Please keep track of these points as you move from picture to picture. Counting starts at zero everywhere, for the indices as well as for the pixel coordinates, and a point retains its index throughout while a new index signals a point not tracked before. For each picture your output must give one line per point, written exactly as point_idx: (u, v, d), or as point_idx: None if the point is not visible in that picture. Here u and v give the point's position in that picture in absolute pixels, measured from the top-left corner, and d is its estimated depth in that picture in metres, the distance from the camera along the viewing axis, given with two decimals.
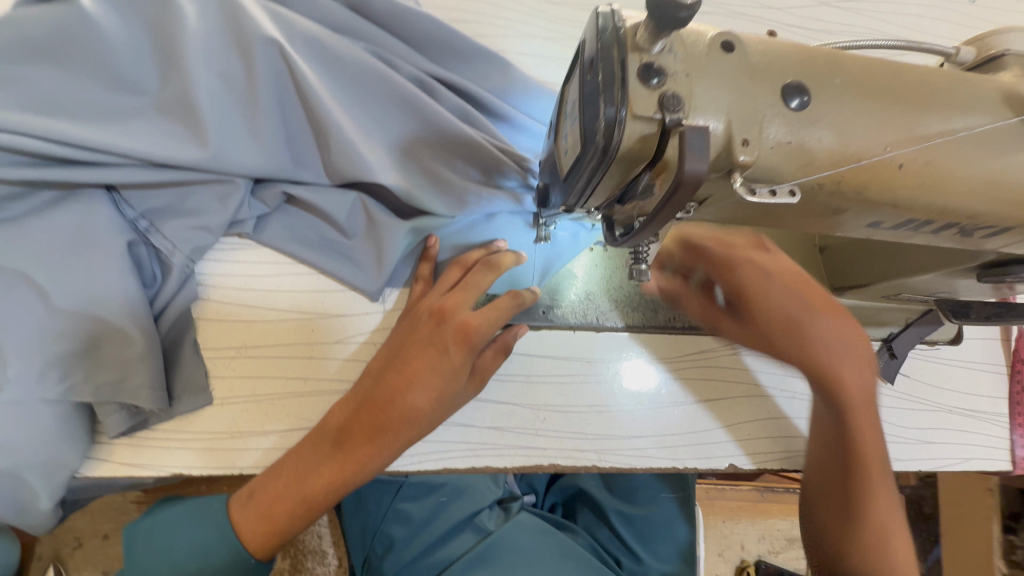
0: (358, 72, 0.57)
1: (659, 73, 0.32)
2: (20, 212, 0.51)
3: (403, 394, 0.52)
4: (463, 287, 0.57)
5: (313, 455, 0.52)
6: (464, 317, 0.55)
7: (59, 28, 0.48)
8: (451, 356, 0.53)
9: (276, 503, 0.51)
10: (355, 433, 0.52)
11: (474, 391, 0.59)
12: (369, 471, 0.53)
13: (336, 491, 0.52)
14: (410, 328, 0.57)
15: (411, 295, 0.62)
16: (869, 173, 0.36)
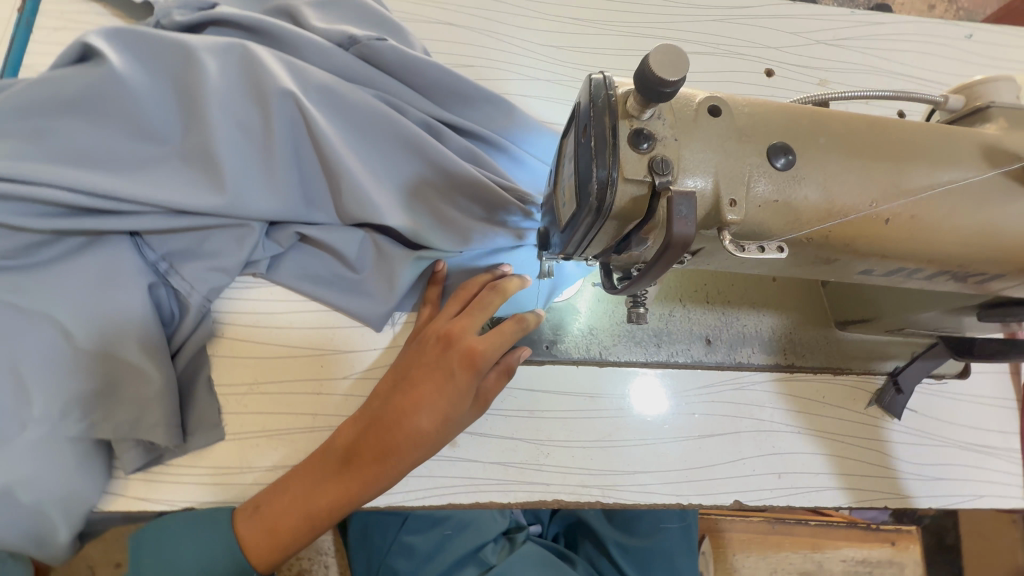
0: (370, 118, 0.60)
1: (649, 138, 0.35)
2: (51, 258, 0.54)
3: (410, 416, 0.54)
4: (470, 312, 0.58)
5: (321, 473, 0.54)
6: (470, 341, 0.56)
7: (94, 89, 0.52)
8: (457, 380, 0.55)
9: (282, 519, 0.53)
10: (361, 453, 0.53)
11: (477, 413, 0.59)
12: (374, 491, 0.54)
13: (341, 509, 0.54)
14: (417, 350, 0.59)
15: (420, 318, 0.63)
16: (855, 227, 0.37)
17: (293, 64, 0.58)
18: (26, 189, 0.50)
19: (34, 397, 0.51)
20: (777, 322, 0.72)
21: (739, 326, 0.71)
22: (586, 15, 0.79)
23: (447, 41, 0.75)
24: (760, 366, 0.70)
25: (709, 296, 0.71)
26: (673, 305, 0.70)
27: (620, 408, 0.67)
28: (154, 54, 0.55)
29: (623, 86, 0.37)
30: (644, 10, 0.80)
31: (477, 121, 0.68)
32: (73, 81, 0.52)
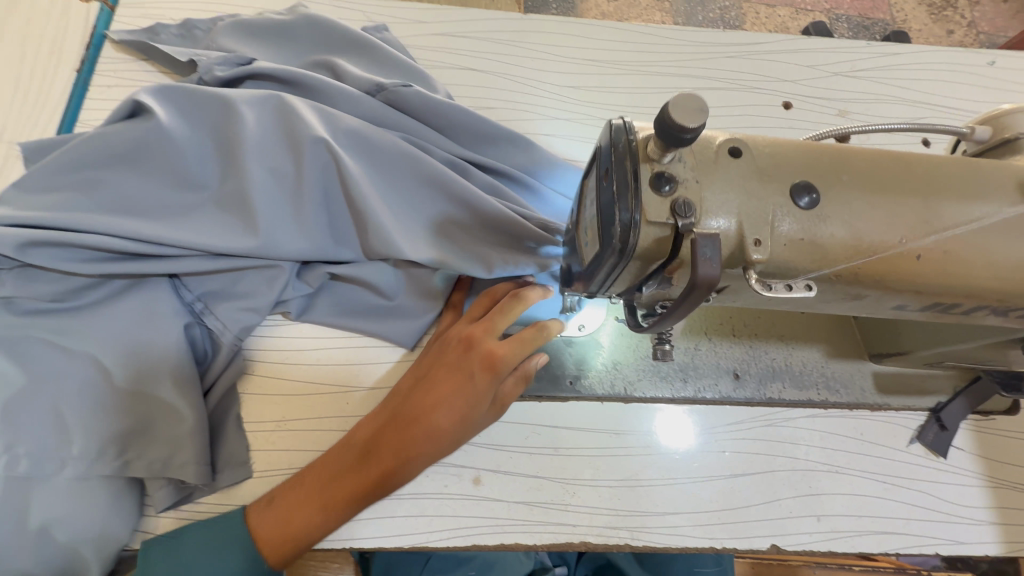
0: (396, 160, 0.62)
1: (670, 181, 0.35)
2: (97, 300, 0.56)
3: (430, 413, 0.55)
4: (491, 316, 0.59)
5: (338, 468, 0.54)
6: (490, 345, 0.57)
7: (143, 143, 0.56)
8: (476, 381, 0.56)
9: (297, 513, 0.53)
10: (379, 449, 0.54)
11: (494, 416, 0.59)
12: (388, 487, 0.54)
13: (355, 505, 0.54)
14: (438, 349, 0.60)
15: (441, 323, 0.65)
16: (886, 264, 0.37)
17: (326, 112, 0.62)
18: (77, 237, 0.53)
19: (74, 436, 0.53)
20: (808, 356, 0.70)
21: (768, 360, 0.70)
22: (603, 57, 0.81)
23: (470, 86, 0.78)
24: (792, 402, 0.68)
25: (735, 329, 0.70)
26: (697, 339, 0.69)
27: (648, 445, 0.65)
28: (196, 109, 0.58)
29: (642, 131, 0.38)
30: (660, 50, 0.82)
31: (501, 159, 0.70)
32: (123, 135, 0.56)
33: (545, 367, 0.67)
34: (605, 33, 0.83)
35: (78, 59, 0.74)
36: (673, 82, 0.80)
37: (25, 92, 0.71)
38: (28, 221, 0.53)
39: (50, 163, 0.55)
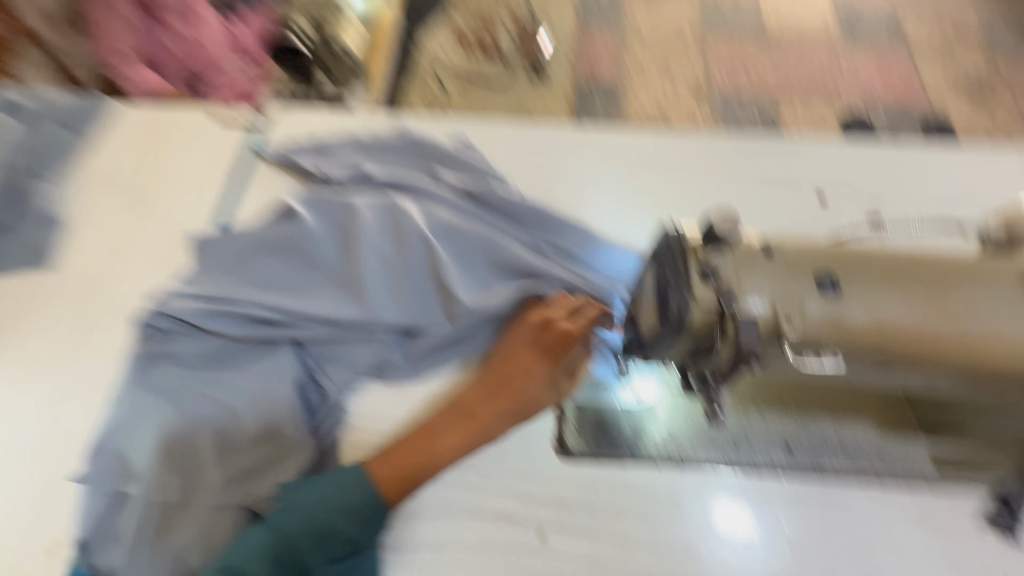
0: (481, 244, 0.74)
1: (714, 273, 0.45)
2: (240, 357, 0.70)
3: (517, 380, 0.66)
4: (566, 305, 0.69)
5: (446, 421, 0.65)
6: (565, 326, 0.67)
7: (291, 237, 0.73)
8: (554, 354, 0.67)
9: (415, 459, 0.63)
10: (478, 408, 0.66)
11: (571, 385, 0.69)
12: (486, 439, 0.66)
13: (462, 451, 0.65)
14: (516, 326, 0.70)
15: (524, 306, 0.72)
16: (905, 340, 0.44)
17: (425, 208, 0.77)
18: (238, 307, 0.69)
19: (214, 471, 0.64)
20: (863, 433, 0.72)
21: (820, 434, 0.72)
22: (652, 157, 0.94)
23: (536, 184, 0.93)
24: (845, 474, 0.71)
25: (786, 401, 0.73)
26: (750, 411, 0.73)
27: (704, 507, 0.70)
28: (329, 209, 0.75)
29: (689, 233, 0.48)
30: (702, 150, 0.95)
31: (567, 238, 0.80)
32: (280, 232, 0.73)
33: (604, 433, 0.72)
34: (652, 137, 0.96)
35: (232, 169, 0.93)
36: (714, 178, 0.92)
37: (193, 194, 0.90)
38: (207, 295, 0.70)
39: (226, 252, 0.74)
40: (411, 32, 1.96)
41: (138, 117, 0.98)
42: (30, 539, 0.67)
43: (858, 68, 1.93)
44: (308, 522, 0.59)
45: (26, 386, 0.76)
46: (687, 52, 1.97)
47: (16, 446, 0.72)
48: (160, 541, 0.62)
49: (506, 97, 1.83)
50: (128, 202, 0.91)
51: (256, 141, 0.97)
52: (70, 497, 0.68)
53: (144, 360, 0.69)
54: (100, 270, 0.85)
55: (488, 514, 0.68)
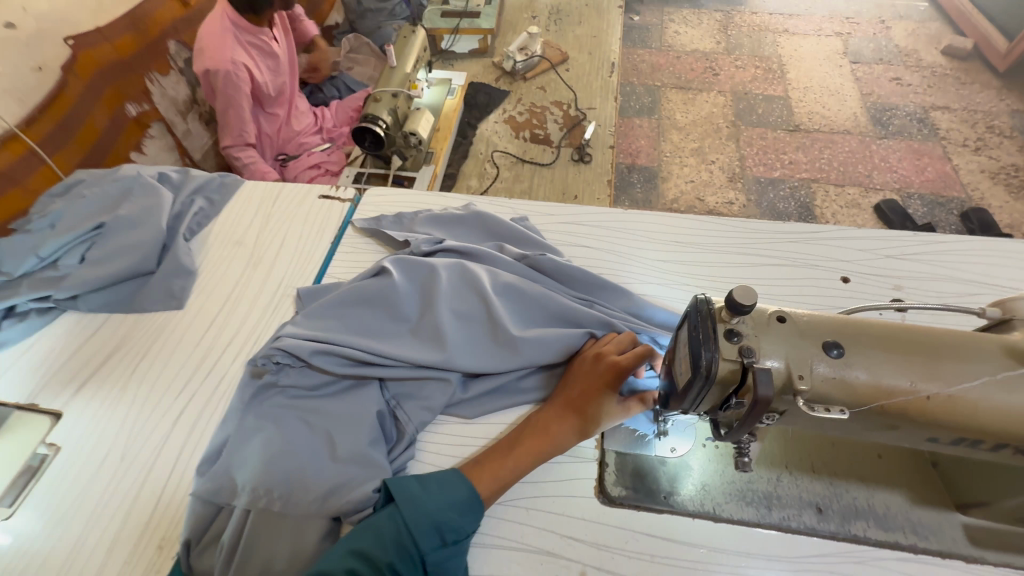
0: (538, 303, 0.91)
1: (737, 334, 0.56)
2: (336, 390, 0.85)
3: (577, 401, 0.81)
4: (614, 344, 0.86)
5: (523, 435, 0.80)
6: (614, 358, 0.82)
7: (381, 292, 0.89)
8: (607, 381, 0.81)
9: (500, 464, 0.77)
10: (548, 423, 0.81)
11: (631, 410, 0.81)
12: (557, 450, 0.79)
13: (539, 459, 0.78)
14: (575, 360, 0.87)
15: (583, 346, 0.89)
16: (904, 402, 0.53)
17: (493, 272, 0.94)
18: (337, 347, 0.84)
19: (310, 485, 0.76)
20: (890, 498, 0.77)
21: (850, 499, 0.77)
22: (688, 238, 1.08)
23: (585, 257, 1.07)
24: (879, 542, 0.74)
25: (815, 465, 0.80)
26: (780, 470, 0.80)
27: (738, 563, 0.73)
28: (415, 271, 0.93)
29: (717, 301, 0.60)
30: (733, 234, 1.07)
31: (610, 303, 0.96)
32: (371, 286, 0.90)
33: (643, 482, 0.80)
34: (689, 222, 1.11)
35: (332, 236, 1.15)
36: (746, 258, 1.03)
37: (300, 256, 1.11)
38: (313, 336, 0.85)
39: (327, 301, 0.90)
40: (472, 122, 2.25)
41: (258, 194, 1.24)
42: (144, 537, 0.78)
43: (870, 183, 2.27)
44: (419, 512, 0.70)
45: (152, 406, 0.91)
46: (727, 145, 2.45)
47: (137, 455, 0.86)
48: (256, 544, 0.72)
49: (552, 180, 2.03)
50: (248, 260, 1.12)
51: (353, 215, 1.19)
52: (181, 503, 0.81)
53: (259, 387, 0.85)
54: (221, 313, 1.03)
55: (534, 551, 0.74)
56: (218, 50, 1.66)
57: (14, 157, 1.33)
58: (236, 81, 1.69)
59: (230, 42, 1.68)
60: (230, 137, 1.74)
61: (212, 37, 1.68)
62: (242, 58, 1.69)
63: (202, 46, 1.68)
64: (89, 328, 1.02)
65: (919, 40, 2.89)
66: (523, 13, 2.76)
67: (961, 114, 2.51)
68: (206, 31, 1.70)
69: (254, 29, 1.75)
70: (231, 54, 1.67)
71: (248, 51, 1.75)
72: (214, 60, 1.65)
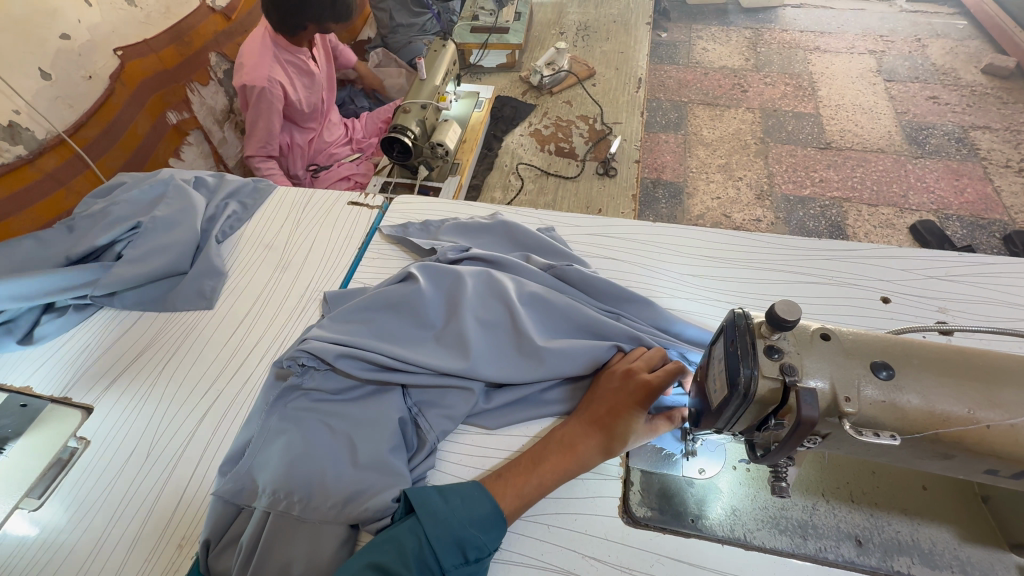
0: (565, 314, 0.90)
1: (778, 351, 0.53)
2: (358, 395, 0.84)
3: (606, 418, 0.79)
4: (645, 361, 0.83)
5: (547, 450, 0.78)
6: (645, 376, 0.80)
7: (407, 297, 0.89)
8: (637, 399, 0.78)
9: (523, 479, 0.75)
10: (574, 439, 0.79)
11: (657, 430, 0.80)
12: (581, 467, 0.77)
13: (563, 476, 0.76)
14: (603, 375, 0.85)
15: (610, 361, 0.87)
16: (960, 429, 0.49)
17: (519, 282, 0.93)
18: (361, 352, 0.84)
19: (330, 491, 0.75)
20: (936, 534, 0.73)
21: (892, 531, 0.73)
22: (719, 254, 1.05)
23: (612, 269, 1.05)
24: None
25: (853, 494, 0.76)
26: (816, 498, 0.76)
27: None
28: (441, 278, 0.92)
29: (756, 316, 0.57)
30: (766, 251, 1.04)
31: (637, 316, 0.94)
32: (398, 291, 0.90)
33: (668, 503, 0.78)
34: (719, 237, 1.08)
35: (360, 242, 1.16)
36: (779, 275, 1.00)
37: (327, 262, 1.12)
38: (338, 339, 0.85)
39: (354, 305, 0.90)
40: (497, 135, 2.26)
41: (290, 200, 1.27)
42: (165, 535, 0.78)
43: (906, 204, 2.20)
44: (441, 527, 0.69)
45: (179, 404, 0.92)
46: (755, 162, 2.41)
47: (161, 451, 0.87)
48: (274, 548, 0.71)
49: (576, 193, 2.02)
50: (276, 263, 1.13)
51: (381, 222, 1.20)
52: (203, 503, 0.81)
53: (283, 389, 0.84)
54: (249, 315, 1.05)
55: (554, 571, 0.72)
56: (256, 67, 1.70)
57: (61, 160, 1.39)
58: (270, 98, 1.73)
59: (269, 60, 1.72)
60: (253, 147, 1.78)
61: (251, 54, 1.73)
62: (278, 77, 1.73)
63: (243, 62, 1.73)
64: (123, 325, 1.05)
65: (957, 58, 2.81)
66: (551, 29, 2.79)
67: (1003, 135, 2.42)
68: (247, 48, 1.75)
69: (293, 48, 1.79)
70: (268, 72, 1.71)
71: (285, 69, 1.79)
72: (251, 77, 1.70)
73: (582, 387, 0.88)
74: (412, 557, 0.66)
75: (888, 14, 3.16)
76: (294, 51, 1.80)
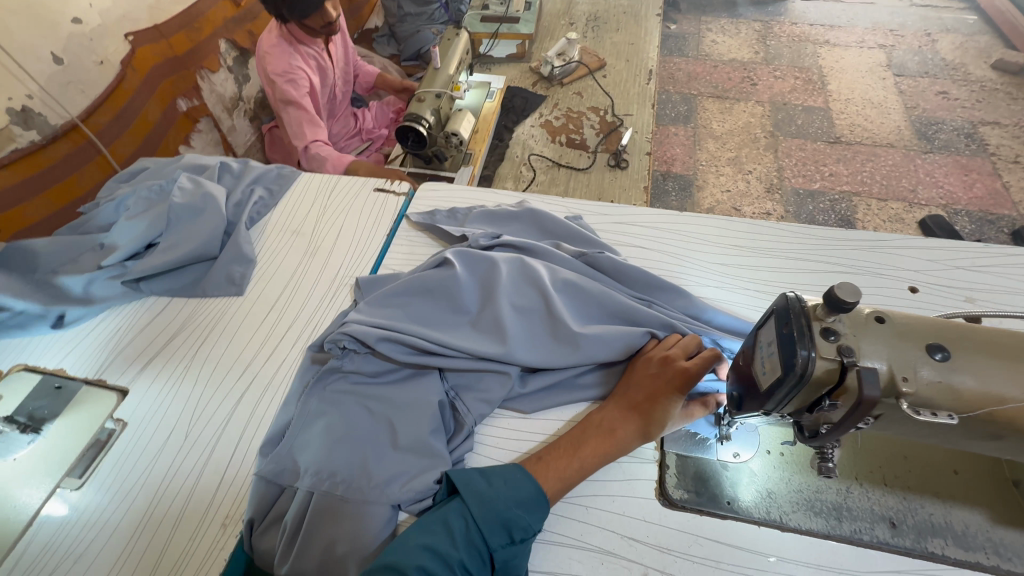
0: (600, 299, 0.91)
1: (835, 333, 0.54)
2: (395, 378, 0.85)
3: (644, 404, 0.80)
4: (680, 347, 0.84)
5: (585, 435, 0.79)
6: (682, 364, 0.81)
7: (442, 282, 0.90)
8: (675, 386, 0.79)
9: (563, 462, 0.76)
10: (612, 425, 0.80)
11: (690, 416, 0.81)
12: (620, 452, 0.78)
13: (602, 460, 0.77)
14: (639, 361, 0.86)
15: (645, 347, 0.88)
16: (1014, 410, 0.51)
17: (553, 268, 0.94)
18: (398, 336, 0.84)
19: (373, 471, 0.76)
20: (968, 518, 0.74)
21: (926, 515, 0.74)
22: (745, 243, 1.06)
23: (640, 257, 1.06)
24: (957, 561, 0.70)
25: (886, 478, 0.77)
26: (849, 481, 0.77)
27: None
28: (475, 264, 0.93)
29: (809, 299, 0.58)
30: (792, 240, 1.05)
31: (669, 304, 0.95)
32: (432, 276, 0.90)
33: (704, 486, 0.79)
34: (744, 227, 1.09)
35: (388, 228, 1.16)
36: (805, 264, 1.01)
37: (356, 248, 1.13)
38: (375, 323, 0.86)
39: (390, 290, 0.91)
40: (508, 126, 2.26)
41: (315, 186, 1.27)
42: (207, 515, 0.79)
43: (915, 199, 2.21)
44: (487, 508, 0.70)
45: (215, 388, 0.93)
46: (764, 156, 2.41)
47: (199, 432, 0.87)
48: (318, 527, 0.73)
49: (588, 184, 2.02)
50: (305, 248, 1.14)
51: (407, 209, 1.21)
52: (244, 483, 0.82)
53: (322, 370, 0.86)
54: (280, 300, 1.05)
55: (594, 550, 0.73)
56: (279, 60, 1.71)
57: (73, 146, 1.38)
58: (296, 86, 1.73)
59: (289, 49, 1.72)
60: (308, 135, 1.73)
61: (272, 46, 1.72)
62: (300, 66, 1.74)
63: (264, 54, 1.72)
64: (153, 310, 1.05)
65: (967, 54, 2.81)
66: (561, 20, 2.78)
67: (1013, 130, 2.43)
68: (264, 40, 1.74)
69: (309, 40, 1.78)
70: (290, 62, 1.72)
71: (306, 60, 1.78)
72: (276, 69, 1.71)
73: (615, 372, 0.89)
74: (458, 537, 0.68)
75: (898, 8, 3.15)
76: (310, 43, 1.79)
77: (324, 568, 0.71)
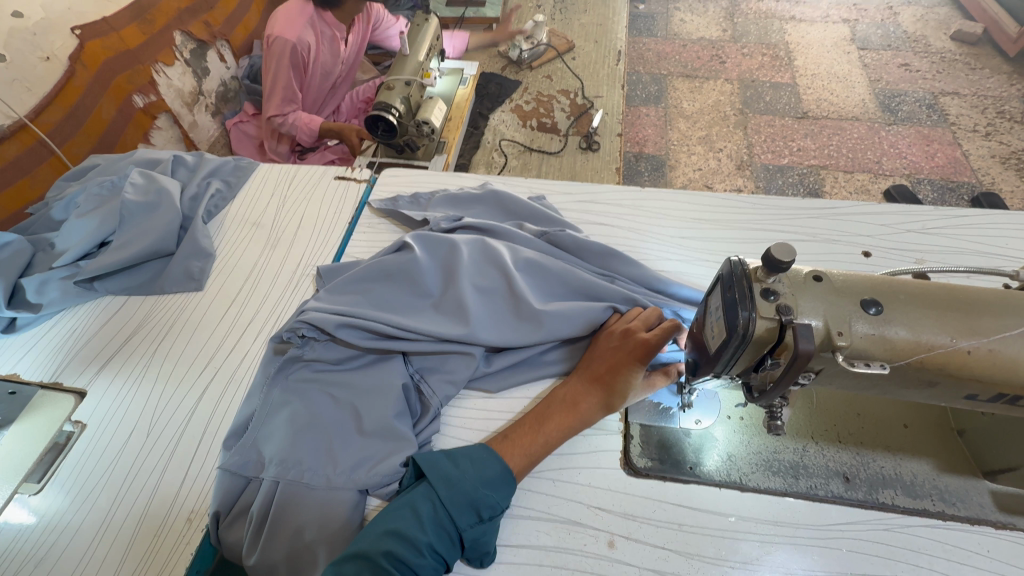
0: (561, 276, 0.91)
1: (774, 293, 0.56)
2: (359, 364, 0.85)
3: (607, 379, 0.81)
4: (641, 319, 0.85)
5: (549, 410, 0.80)
6: (643, 336, 0.82)
7: (403, 266, 0.89)
8: (635, 359, 0.80)
9: (527, 438, 0.77)
10: (577, 399, 0.81)
11: (652, 387, 0.82)
12: (584, 425, 0.80)
13: (567, 433, 0.79)
14: (602, 335, 0.86)
15: (608, 322, 0.89)
16: (945, 357, 0.53)
17: (514, 249, 0.94)
18: (358, 321, 0.83)
19: (338, 457, 0.76)
20: (917, 467, 0.77)
21: (877, 467, 0.77)
22: (706, 216, 1.07)
23: (602, 233, 1.07)
24: (906, 509, 0.74)
25: (840, 436, 0.80)
26: (805, 440, 0.80)
27: (763, 532, 0.72)
28: (436, 247, 0.93)
29: (751, 262, 0.60)
30: (754, 213, 1.07)
31: (629, 277, 0.95)
32: (393, 261, 0.90)
33: (668, 453, 0.80)
34: (706, 200, 1.10)
35: (349, 218, 1.14)
36: (765, 235, 1.03)
37: (318, 235, 1.12)
38: (335, 310, 0.85)
39: (350, 277, 0.90)
40: (482, 113, 2.23)
41: (274, 177, 1.25)
42: (172, 512, 0.78)
43: (880, 169, 2.26)
44: (453, 489, 0.70)
45: (175, 384, 0.91)
46: (734, 134, 2.44)
47: (161, 431, 0.86)
48: (285, 515, 0.73)
49: (559, 167, 2.02)
50: (266, 239, 1.12)
51: (369, 196, 1.19)
52: (208, 478, 0.81)
53: (283, 360, 0.85)
54: (240, 293, 1.03)
55: (561, 522, 0.74)
56: (289, 28, 1.79)
57: (24, 148, 1.33)
58: (293, 55, 1.80)
59: (303, 23, 1.81)
60: (274, 107, 1.83)
61: (289, 15, 1.82)
62: (308, 39, 1.81)
63: (278, 19, 1.82)
64: (110, 309, 1.03)
65: (927, 26, 2.86)
66: (528, 3, 2.75)
67: (971, 100, 2.49)
68: (285, 10, 1.85)
69: (333, 25, 1.90)
70: (299, 33, 1.79)
71: (318, 36, 1.87)
72: (282, 33, 1.78)
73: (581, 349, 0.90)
74: (424, 520, 0.68)
75: None
76: (332, 26, 1.90)
77: (293, 556, 0.71)
